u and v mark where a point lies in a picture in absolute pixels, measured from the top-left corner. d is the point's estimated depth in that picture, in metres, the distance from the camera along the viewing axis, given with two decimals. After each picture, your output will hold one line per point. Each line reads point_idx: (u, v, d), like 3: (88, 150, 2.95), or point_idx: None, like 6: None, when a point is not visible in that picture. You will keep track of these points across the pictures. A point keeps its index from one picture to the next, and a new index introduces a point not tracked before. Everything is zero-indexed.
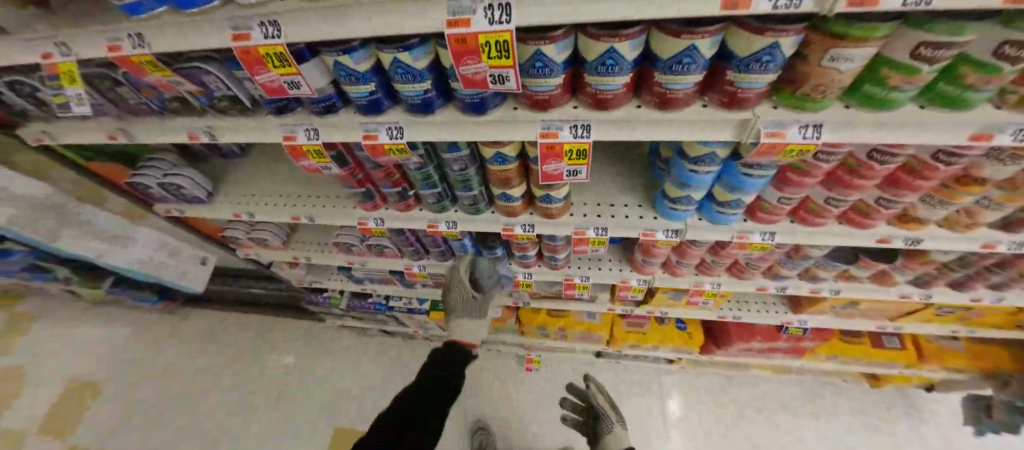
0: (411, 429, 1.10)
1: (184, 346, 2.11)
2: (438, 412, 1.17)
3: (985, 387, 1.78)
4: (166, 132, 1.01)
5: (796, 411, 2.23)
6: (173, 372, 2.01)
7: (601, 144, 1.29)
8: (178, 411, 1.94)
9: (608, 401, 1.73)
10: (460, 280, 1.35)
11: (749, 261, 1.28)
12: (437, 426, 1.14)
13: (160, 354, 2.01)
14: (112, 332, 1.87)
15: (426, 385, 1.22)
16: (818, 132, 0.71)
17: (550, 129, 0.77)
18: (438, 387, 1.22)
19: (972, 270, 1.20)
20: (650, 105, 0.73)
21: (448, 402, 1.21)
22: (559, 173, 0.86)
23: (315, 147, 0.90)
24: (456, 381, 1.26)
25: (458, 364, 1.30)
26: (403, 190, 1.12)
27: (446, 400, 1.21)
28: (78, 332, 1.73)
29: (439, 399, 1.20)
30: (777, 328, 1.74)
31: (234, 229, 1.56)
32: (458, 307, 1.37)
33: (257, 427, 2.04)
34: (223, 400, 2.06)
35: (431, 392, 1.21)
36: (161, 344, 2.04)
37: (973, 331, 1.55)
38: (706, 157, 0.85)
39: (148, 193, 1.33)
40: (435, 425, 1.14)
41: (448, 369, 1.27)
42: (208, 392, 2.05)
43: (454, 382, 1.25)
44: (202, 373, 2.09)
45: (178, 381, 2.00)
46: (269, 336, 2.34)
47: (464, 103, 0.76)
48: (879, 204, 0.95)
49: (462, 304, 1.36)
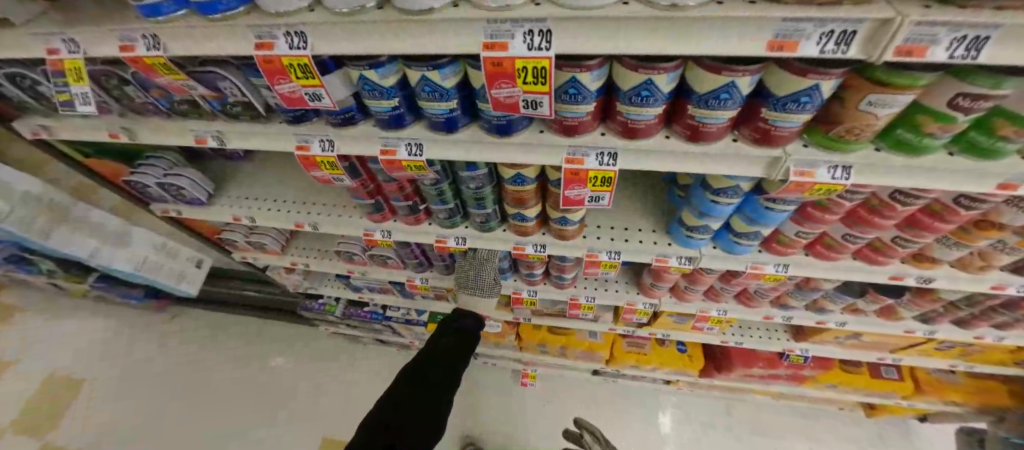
0: (407, 423, 1.04)
1: (195, 354, 2.18)
2: (436, 401, 1.10)
3: (979, 420, 1.79)
4: (173, 133, 0.99)
5: (791, 436, 2.24)
6: (173, 380, 2.09)
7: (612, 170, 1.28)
8: (182, 416, 2.02)
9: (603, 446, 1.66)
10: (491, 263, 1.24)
11: (758, 290, 1.27)
12: (435, 417, 1.09)
13: (163, 363, 2.10)
14: (114, 337, 2.00)
15: (420, 369, 1.13)
16: (846, 173, 0.71)
17: (576, 155, 0.75)
18: (432, 371, 1.13)
19: (978, 309, 1.20)
20: (680, 137, 0.72)
21: (447, 384, 1.14)
22: (581, 198, 0.84)
23: (328, 159, 0.88)
24: (453, 349, 1.19)
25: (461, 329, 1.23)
26: (414, 204, 1.10)
27: (443, 375, 1.14)
28: (77, 341, 1.86)
29: (437, 383, 1.12)
30: (777, 355, 1.73)
31: (232, 231, 1.51)
32: (482, 286, 1.24)
33: (257, 430, 2.06)
34: (226, 402, 2.11)
35: (428, 370, 1.13)
36: (163, 355, 2.12)
37: (971, 366, 1.56)
38: (729, 190, 0.84)
39: (145, 192, 1.28)
40: (432, 412, 1.08)
41: (445, 349, 1.18)
42: (211, 396, 2.11)
43: (450, 356, 1.17)
44: (207, 374, 2.16)
45: (178, 384, 2.09)
46: (270, 333, 2.34)
47: (489, 124, 0.74)
48: (896, 242, 0.95)
49: (482, 285, 1.25)
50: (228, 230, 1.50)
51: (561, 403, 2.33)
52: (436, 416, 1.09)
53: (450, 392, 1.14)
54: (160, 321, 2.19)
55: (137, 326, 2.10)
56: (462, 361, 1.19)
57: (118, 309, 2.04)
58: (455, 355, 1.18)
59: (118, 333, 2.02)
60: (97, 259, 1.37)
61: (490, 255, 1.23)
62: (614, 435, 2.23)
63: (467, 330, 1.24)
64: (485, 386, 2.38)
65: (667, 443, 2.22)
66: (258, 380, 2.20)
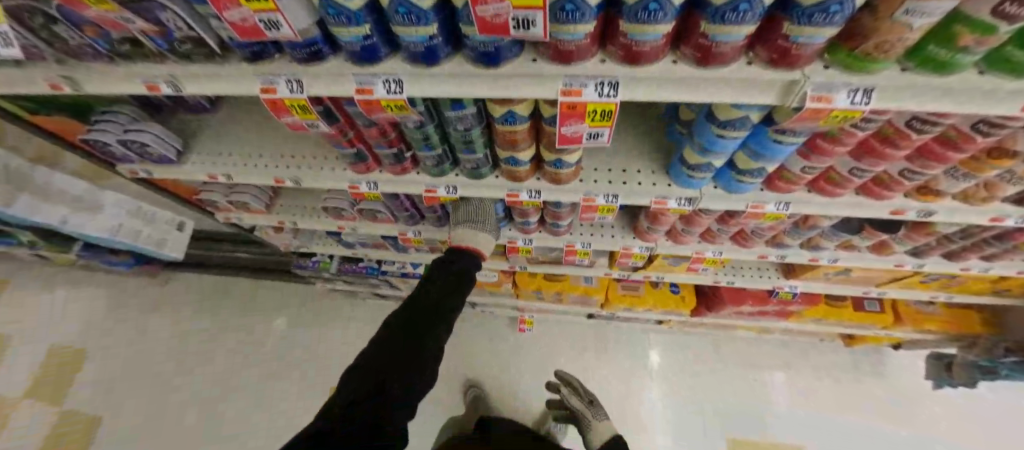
0: (395, 364, 0.93)
1: (187, 350, 2.19)
2: (426, 342, 0.99)
3: (949, 346, 1.90)
4: (120, 79, 0.89)
5: (772, 365, 2.41)
6: (173, 380, 2.09)
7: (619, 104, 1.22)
8: (182, 416, 2.05)
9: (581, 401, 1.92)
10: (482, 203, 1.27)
11: (755, 230, 1.24)
12: (425, 358, 0.97)
13: (164, 361, 2.10)
14: (115, 327, 1.99)
15: (410, 314, 1.03)
16: (867, 97, 0.66)
17: (573, 86, 0.68)
18: (421, 315, 1.03)
19: (970, 241, 1.21)
20: (689, 61, 0.64)
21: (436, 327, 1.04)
22: (579, 135, 0.77)
23: (299, 102, 0.79)
24: (445, 294, 1.09)
25: (454, 272, 1.15)
26: (399, 151, 1.02)
27: (435, 320, 1.03)
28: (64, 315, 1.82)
29: (425, 327, 1.01)
30: (768, 293, 1.75)
31: (211, 192, 1.50)
32: (484, 219, 1.27)
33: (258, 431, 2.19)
34: (225, 402, 2.19)
35: (419, 315, 1.03)
36: (156, 348, 2.11)
37: (952, 297, 1.61)
38: (737, 121, 0.78)
39: (107, 151, 1.21)
40: (422, 352, 0.97)
41: (435, 295, 1.08)
42: (210, 395, 2.17)
43: (443, 300, 1.08)
44: (205, 377, 2.19)
45: (177, 386, 2.09)
46: (251, 328, 2.42)
47: (473, 52, 0.65)
48: (904, 175, 0.91)
49: (485, 218, 1.28)
50: (208, 191, 1.50)
51: (560, 347, 2.46)
52: (427, 358, 0.98)
53: (442, 333, 1.04)
54: (153, 315, 2.16)
55: (137, 318, 2.09)
56: (452, 302, 1.09)
57: (124, 290, 2.10)
58: (444, 298, 1.08)
59: (109, 333, 1.96)
60: (69, 226, 1.34)
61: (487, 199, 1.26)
62: (602, 368, 2.40)
63: (455, 274, 1.15)
64: (483, 333, 2.50)
65: (654, 377, 2.39)
66: (246, 374, 2.30)
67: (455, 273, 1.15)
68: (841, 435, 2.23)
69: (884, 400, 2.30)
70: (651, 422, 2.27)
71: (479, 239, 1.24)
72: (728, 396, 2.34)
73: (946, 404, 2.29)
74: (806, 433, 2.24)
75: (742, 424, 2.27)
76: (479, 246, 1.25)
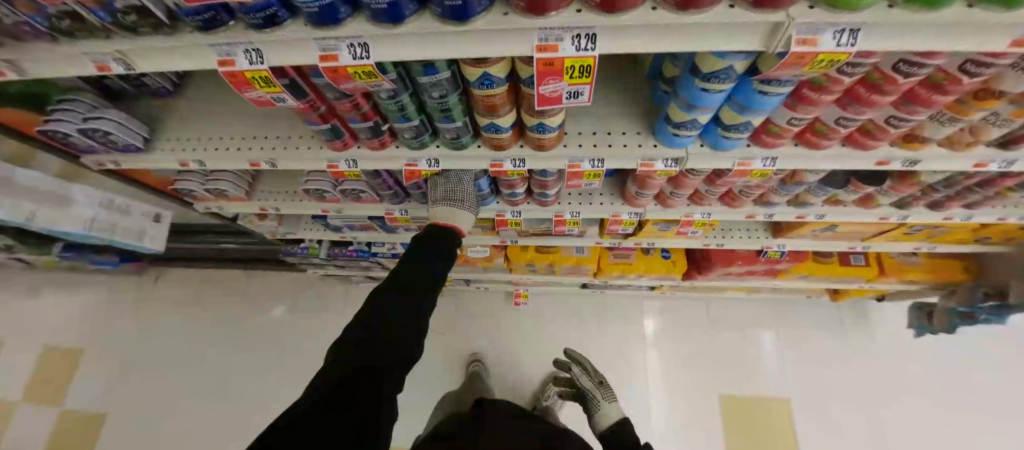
0: (375, 343, 0.92)
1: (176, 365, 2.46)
2: (406, 320, 0.99)
3: (930, 294, 1.95)
4: (62, 59, 0.83)
5: (761, 325, 2.47)
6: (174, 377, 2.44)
7: (603, 64, 1.17)
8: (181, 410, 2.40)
9: (591, 380, 1.85)
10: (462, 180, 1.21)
11: (743, 189, 1.23)
12: (405, 336, 0.97)
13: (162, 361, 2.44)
14: (106, 327, 2.33)
15: (389, 294, 1.02)
16: (853, 38, 0.63)
17: (548, 40, 0.64)
18: (399, 295, 1.01)
19: (954, 190, 1.20)
20: (669, 6, 0.60)
21: (417, 304, 1.03)
22: (558, 94, 0.74)
23: (260, 73, 0.74)
24: (424, 272, 1.08)
25: (434, 249, 1.13)
26: (375, 125, 0.98)
27: (414, 297, 1.03)
28: (63, 333, 2.12)
29: (407, 306, 1.01)
30: (757, 252, 1.76)
31: (186, 180, 1.44)
32: (463, 197, 1.21)
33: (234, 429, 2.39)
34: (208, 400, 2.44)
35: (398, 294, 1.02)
36: (151, 359, 2.44)
37: (934, 247, 1.63)
38: (722, 73, 0.75)
39: (68, 143, 1.15)
40: (404, 330, 0.98)
41: (414, 273, 1.06)
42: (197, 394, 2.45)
43: (421, 278, 1.06)
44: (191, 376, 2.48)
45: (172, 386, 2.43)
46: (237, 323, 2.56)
47: (441, 7, 0.60)
48: (890, 123, 0.90)
49: (464, 196, 1.22)
50: (183, 179, 1.44)
51: (555, 319, 2.50)
52: (407, 334, 0.98)
53: (422, 310, 1.03)
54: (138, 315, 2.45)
55: (128, 319, 2.41)
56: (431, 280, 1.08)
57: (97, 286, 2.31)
58: (422, 275, 1.07)
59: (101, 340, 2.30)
60: (38, 221, 1.24)
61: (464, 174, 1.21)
62: (595, 338, 2.45)
63: (439, 253, 1.13)
64: (480, 309, 2.53)
65: (648, 343, 2.44)
66: (231, 375, 2.48)
67: (434, 250, 1.13)
68: (823, 386, 2.33)
69: (864, 348, 2.39)
70: (643, 385, 2.35)
71: (458, 218, 1.19)
72: (718, 355, 2.40)
73: (926, 351, 2.37)
74: (788, 385, 2.33)
75: (729, 381, 2.35)
76: (457, 222, 1.20)
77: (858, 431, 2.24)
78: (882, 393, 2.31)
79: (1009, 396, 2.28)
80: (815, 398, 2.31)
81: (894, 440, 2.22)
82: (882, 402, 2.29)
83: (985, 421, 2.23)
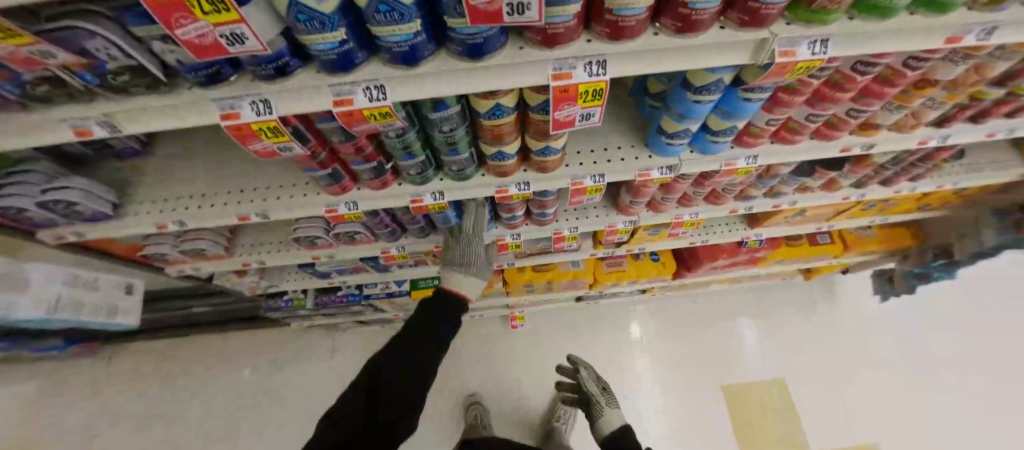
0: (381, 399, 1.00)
1: (150, 426, 2.29)
2: (418, 369, 1.05)
3: (888, 262, 2.14)
4: (28, 129, 0.74)
5: (741, 313, 2.60)
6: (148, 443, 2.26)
7: None
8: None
9: (598, 384, 1.85)
10: (472, 236, 1.23)
11: (725, 188, 1.32)
12: (415, 388, 1.03)
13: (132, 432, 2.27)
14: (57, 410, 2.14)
15: (402, 344, 1.08)
16: (824, 47, 0.72)
17: (562, 69, 0.69)
18: (411, 346, 1.08)
19: (901, 167, 1.36)
20: (669, 31, 0.66)
21: (428, 354, 1.08)
22: (572, 118, 0.77)
23: (268, 124, 0.71)
24: (437, 322, 1.13)
25: (448, 303, 1.17)
26: (379, 165, 0.97)
27: (427, 348, 1.09)
28: None
29: (420, 355, 1.07)
30: (737, 244, 1.87)
31: (158, 244, 1.33)
32: (472, 260, 1.22)
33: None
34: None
35: (409, 342, 1.09)
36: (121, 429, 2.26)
37: (887, 219, 1.81)
38: (711, 85, 0.82)
39: (23, 218, 1.03)
40: (415, 380, 1.04)
41: (427, 324, 1.12)
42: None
43: (434, 329, 1.12)
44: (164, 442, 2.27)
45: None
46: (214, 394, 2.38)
47: (460, 46, 0.62)
48: (849, 115, 1.01)
49: (473, 259, 1.23)
50: (154, 243, 1.33)
51: (552, 335, 2.49)
52: (419, 391, 1.04)
53: (432, 359, 1.09)
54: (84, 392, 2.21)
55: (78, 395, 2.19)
56: (444, 330, 1.13)
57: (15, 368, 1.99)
58: (435, 328, 1.12)
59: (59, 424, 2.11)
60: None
61: (475, 229, 1.24)
62: (590, 349, 2.47)
63: (447, 317, 1.15)
64: (476, 336, 2.49)
65: (640, 346, 2.49)
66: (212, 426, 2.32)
67: (450, 306, 1.16)
68: (792, 369, 2.46)
69: (833, 319, 2.58)
70: (636, 391, 2.38)
71: (464, 285, 1.20)
72: (706, 348, 2.50)
73: (885, 317, 2.58)
74: (766, 369, 2.46)
75: (716, 374, 2.44)
76: (464, 290, 1.20)
77: (828, 410, 2.38)
78: (848, 363, 2.48)
79: (952, 353, 2.50)
80: (788, 382, 2.43)
81: (858, 412, 2.38)
82: (844, 379, 2.44)
83: (932, 381, 2.44)
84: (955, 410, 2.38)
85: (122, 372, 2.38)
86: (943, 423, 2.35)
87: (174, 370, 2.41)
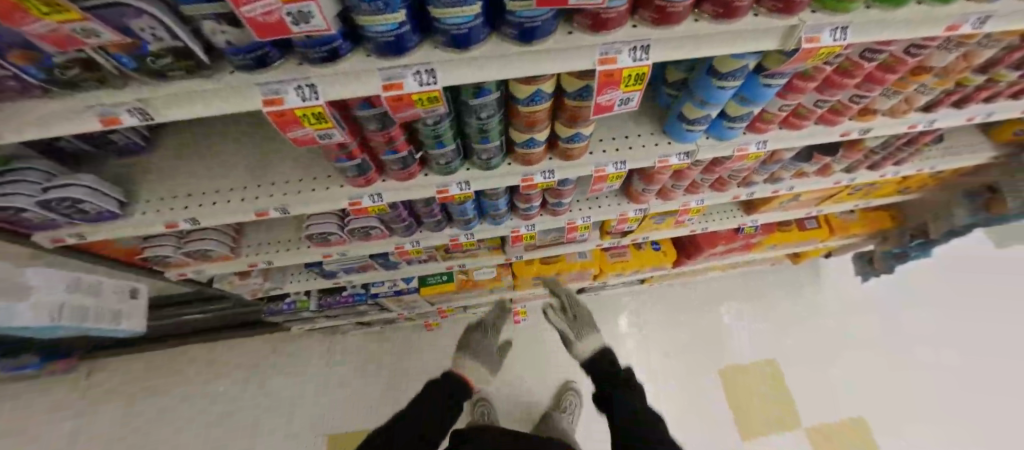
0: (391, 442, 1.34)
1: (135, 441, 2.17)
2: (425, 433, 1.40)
3: (869, 244, 2.28)
4: (43, 119, 0.70)
5: (732, 299, 2.71)
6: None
7: None
8: None
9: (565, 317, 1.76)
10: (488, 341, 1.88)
11: (731, 174, 1.38)
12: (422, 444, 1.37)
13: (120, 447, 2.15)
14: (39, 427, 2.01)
15: (415, 413, 1.46)
16: (844, 35, 0.77)
17: (608, 54, 0.71)
18: (420, 411, 1.46)
19: (889, 151, 1.45)
20: (710, 17, 0.69)
21: (436, 423, 1.45)
22: (611, 103, 0.80)
23: (312, 110, 0.70)
24: (446, 403, 1.53)
25: (454, 395, 1.58)
26: (408, 155, 0.97)
27: (434, 416, 1.46)
28: None
29: (429, 423, 1.44)
30: (734, 230, 1.95)
31: (160, 246, 1.27)
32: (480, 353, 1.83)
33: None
34: None
35: (419, 408, 1.48)
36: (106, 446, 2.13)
37: (870, 202, 1.92)
38: (736, 71, 0.86)
39: (18, 219, 0.96)
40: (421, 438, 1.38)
41: (438, 401, 1.53)
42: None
43: (443, 407, 1.51)
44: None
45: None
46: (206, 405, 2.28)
47: (514, 29, 0.63)
48: (852, 101, 1.08)
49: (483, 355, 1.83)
50: (155, 245, 1.26)
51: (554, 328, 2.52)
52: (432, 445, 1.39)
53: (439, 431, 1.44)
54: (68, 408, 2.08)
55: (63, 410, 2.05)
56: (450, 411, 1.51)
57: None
58: (445, 408, 1.51)
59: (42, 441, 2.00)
60: None
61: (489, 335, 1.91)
62: None
63: (456, 401, 1.56)
64: None
65: (639, 335, 2.56)
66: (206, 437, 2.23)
67: (455, 395, 1.58)
68: (780, 352, 2.58)
69: (817, 301, 2.72)
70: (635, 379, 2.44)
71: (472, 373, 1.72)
72: (700, 334, 2.59)
73: (862, 297, 2.74)
74: (756, 352, 2.57)
75: (710, 359, 2.53)
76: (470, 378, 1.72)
77: (814, 390, 2.50)
78: (830, 343, 2.62)
79: (923, 329, 2.68)
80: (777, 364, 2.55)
81: (842, 392, 2.50)
82: (827, 360, 2.57)
83: (906, 356, 2.60)
84: (928, 383, 2.54)
85: (105, 387, 2.26)
86: (918, 394, 2.52)
87: (161, 383, 2.30)
